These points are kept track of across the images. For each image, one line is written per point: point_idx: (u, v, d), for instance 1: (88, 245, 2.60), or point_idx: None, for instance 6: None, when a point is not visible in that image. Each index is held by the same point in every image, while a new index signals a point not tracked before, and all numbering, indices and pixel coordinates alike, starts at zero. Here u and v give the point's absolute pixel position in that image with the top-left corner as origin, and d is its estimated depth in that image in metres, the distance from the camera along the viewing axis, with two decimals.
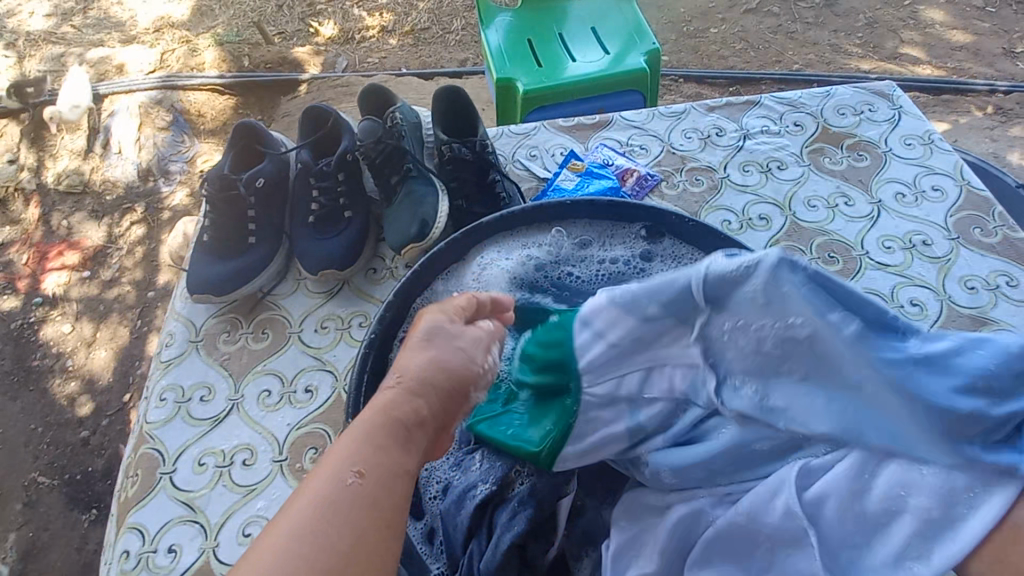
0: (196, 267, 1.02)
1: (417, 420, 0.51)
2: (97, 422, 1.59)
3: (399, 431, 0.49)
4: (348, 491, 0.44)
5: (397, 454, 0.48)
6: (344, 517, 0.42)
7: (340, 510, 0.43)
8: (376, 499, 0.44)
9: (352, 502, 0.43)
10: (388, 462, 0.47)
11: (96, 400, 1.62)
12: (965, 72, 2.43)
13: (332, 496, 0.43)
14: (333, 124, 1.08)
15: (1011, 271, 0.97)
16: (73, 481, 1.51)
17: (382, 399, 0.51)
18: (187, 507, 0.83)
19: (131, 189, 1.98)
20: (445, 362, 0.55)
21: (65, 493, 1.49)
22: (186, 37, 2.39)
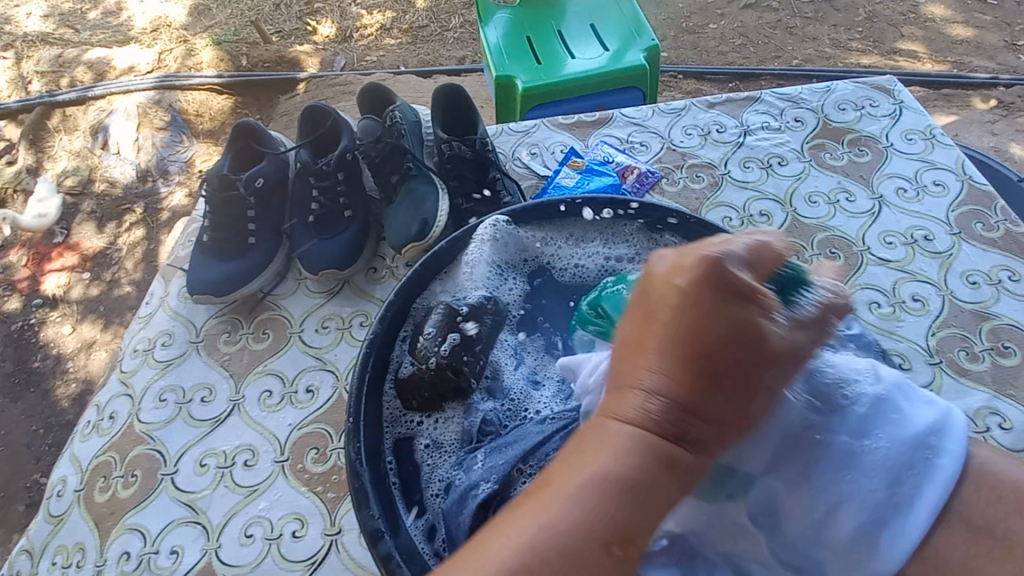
0: (195, 268, 1.01)
1: (672, 438, 0.43)
2: None
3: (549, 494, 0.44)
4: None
5: (662, 485, 0.42)
6: (564, 567, 0.40)
7: (564, 538, 0.41)
8: (609, 548, 0.41)
9: (580, 553, 0.40)
10: (633, 503, 0.42)
11: None
12: (966, 66, 2.42)
13: (567, 532, 0.41)
14: (332, 123, 1.07)
15: (1013, 266, 0.97)
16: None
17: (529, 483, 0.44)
18: (189, 508, 0.83)
19: (130, 190, 1.97)
20: (719, 322, 0.45)
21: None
22: (184, 37, 2.38)
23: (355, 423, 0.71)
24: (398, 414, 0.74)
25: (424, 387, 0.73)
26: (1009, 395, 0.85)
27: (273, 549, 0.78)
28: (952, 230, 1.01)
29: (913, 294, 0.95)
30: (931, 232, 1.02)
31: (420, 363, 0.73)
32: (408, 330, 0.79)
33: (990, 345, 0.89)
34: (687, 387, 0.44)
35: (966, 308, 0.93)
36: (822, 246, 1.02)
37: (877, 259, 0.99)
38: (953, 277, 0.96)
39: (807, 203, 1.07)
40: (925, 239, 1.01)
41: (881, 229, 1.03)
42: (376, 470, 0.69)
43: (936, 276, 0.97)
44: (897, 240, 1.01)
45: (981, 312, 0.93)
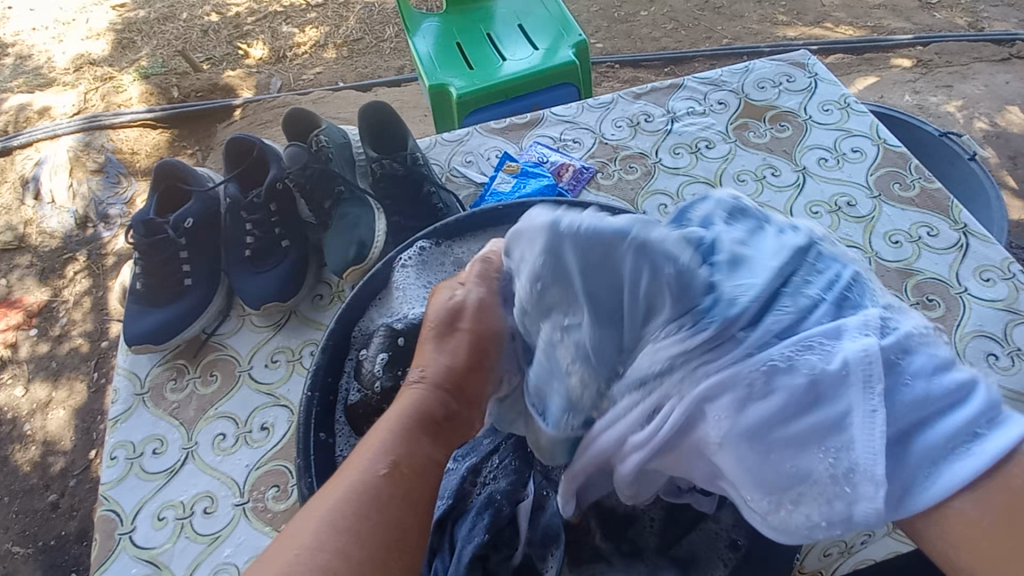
0: (131, 318, 0.98)
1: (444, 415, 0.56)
2: (65, 483, 1.53)
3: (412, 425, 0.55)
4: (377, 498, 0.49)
5: (428, 447, 0.54)
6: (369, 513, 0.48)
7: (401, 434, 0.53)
8: (402, 474, 0.51)
9: (430, 452, 0.54)
10: (387, 453, 0.52)
11: (62, 461, 1.55)
12: (884, 29, 2.53)
13: (359, 489, 0.49)
14: (259, 154, 1.05)
15: (930, 221, 1.01)
16: (47, 548, 1.45)
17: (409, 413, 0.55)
18: (151, 564, 0.80)
19: (70, 238, 1.89)
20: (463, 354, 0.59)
21: (40, 561, 1.43)
22: (110, 73, 2.30)
23: (304, 461, 0.70)
24: (348, 444, 0.72)
25: (374, 412, 0.72)
26: None
27: None
28: (872, 193, 1.06)
29: None
30: (854, 198, 1.06)
31: (365, 390, 0.73)
32: (352, 360, 0.78)
33: (915, 300, 0.93)
34: (457, 381, 0.58)
35: (892, 268, 0.97)
36: None
37: None
38: (876, 238, 1.01)
39: (736, 182, 1.11)
40: (848, 205, 1.05)
41: (806, 200, 1.07)
42: None
43: (862, 239, 1.01)
44: (822, 209, 1.05)
45: (906, 269, 0.97)
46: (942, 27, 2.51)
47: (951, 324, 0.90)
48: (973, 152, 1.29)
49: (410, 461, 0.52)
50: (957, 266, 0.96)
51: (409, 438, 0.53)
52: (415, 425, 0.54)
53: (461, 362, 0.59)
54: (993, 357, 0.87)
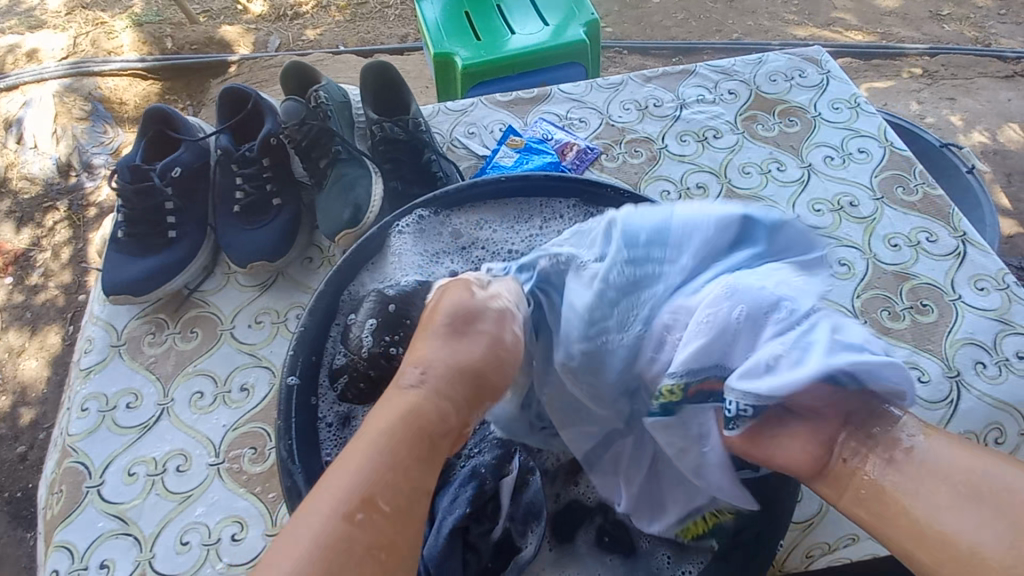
0: (110, 267, 0.94)
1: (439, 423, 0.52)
2: (35, 436, 1.49)
3: (421, 441, 0.50)
4: (357, 529, 0.45)
5: (412, 474, 0.48)
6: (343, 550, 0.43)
7: (391, 456, 0.48)
8: (386, 504, 0.46)
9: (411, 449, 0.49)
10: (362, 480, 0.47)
11: (33, 414, 1.51)
12: (893, 37, 2.52)
13: (340, 504, 0.45)
14: (254, 106, 1.01)
15: (931, 228, 1.01)
16: (15, 499, 1.41)
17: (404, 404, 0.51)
18: (118, 519, 0.78)
19: (51, 185, 1.82)
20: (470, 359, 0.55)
21: (7, 513, 1.40)
22: (101, 17, 2.20)
23: (286, 424, 0.67)
24: (332, 409, 0.71)
25: (360, 378, 0.70)
26: (927, 349, 0.89)
27: (210, 554, 0.75)
28: (875, 195, 1.06)
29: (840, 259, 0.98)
30: (856, 198, 1.05)
31: (352, 356, 0.71)
32: (341, 324, 0.75)
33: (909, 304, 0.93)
34: (448, 399, 0.53)
35: (888, 271, 0.97)
36: None
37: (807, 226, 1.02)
38: (876, 240, 1.00)
39: (741, 174, 1.09)
40: (851, 205, 1.05)
41: (809, 197, 1.06)
42: (310, 468, 0.65)
43: (862, 240, 1.00)
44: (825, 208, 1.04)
45: (902, 273, 0.97)
46: (950, 39, 2.50)
47: (943, 330, 0.90)
48: (975, 163, 1.29)
49: (389, 484, 0.47)
50: (953, 274, 0.96)
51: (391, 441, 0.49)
52: (406, 427, 0.50)
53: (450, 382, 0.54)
54: (981, 365, 0.87)
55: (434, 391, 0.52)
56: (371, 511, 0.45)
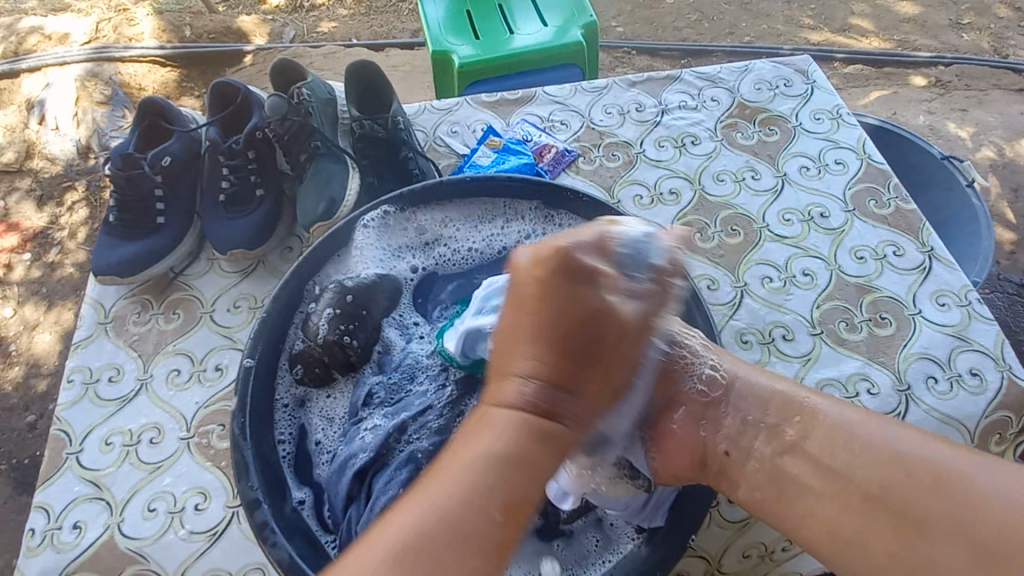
0: (101, 248, 1.00)
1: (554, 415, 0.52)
2: (44, 406, 1.57)
3: (538, 437, 0.51)
4: (477, 527, 0.46)
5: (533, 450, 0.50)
6: (472, 528, 0.46)
7: (512, 440, 0.50)
8: (494, 509, 0.47)
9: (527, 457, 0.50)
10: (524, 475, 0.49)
11: (42, 385, 1.60)
12: (909, 45, 2.48)
13: (467, 491, 0.47)
14: (243, 100, 1.05)
15: (898, 241, 1.02)
16: (22, 466, 1.50)
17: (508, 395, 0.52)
18: (93, 485, 0.83)
19: (70, 166, 1.89)
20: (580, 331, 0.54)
21: (14, 477, 1.49)
22: (123, 4, 2.28)
23: (241, 404, 0.71)
24: (290, 392, 0.76)
25: (315, 363, 0.75)
26: (881, 361, 0.90)
27: (174, 522, 0.80)
28: (846, 207, 1.06)
29: (804, 269, 1.00)
30: (827, 209, 1.06)
31: (308, 342, 0.75)
32: (303, 312, 0.79)
33: (868, 316, 0.94)
34: (561, 371, 0.54)
35: (851, 282, 0.98)
36: (725, 223, 1.05)
37: (775, 235, 1.04)
38: (842, 252, 1.01)
39: (715, 181, 1.11)
40: (821, 216, 1.06)
41: (781, 206, 1.07)
42: (261, 445, 0.70)
43: (828, 251, 1.01)
44: (795, 217, 1.06)
45: (865, 285, 0.98)
46: (969, 49, 2.45)
47: (898, 344, 0.91)
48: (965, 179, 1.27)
49: (497, 483, 0.48)
50: (916, 288, 0.97)
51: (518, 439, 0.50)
52: (521, 427, 0.50)
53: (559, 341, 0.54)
54: (933, 380, 0.88)
55: (541, 375, 0.53)
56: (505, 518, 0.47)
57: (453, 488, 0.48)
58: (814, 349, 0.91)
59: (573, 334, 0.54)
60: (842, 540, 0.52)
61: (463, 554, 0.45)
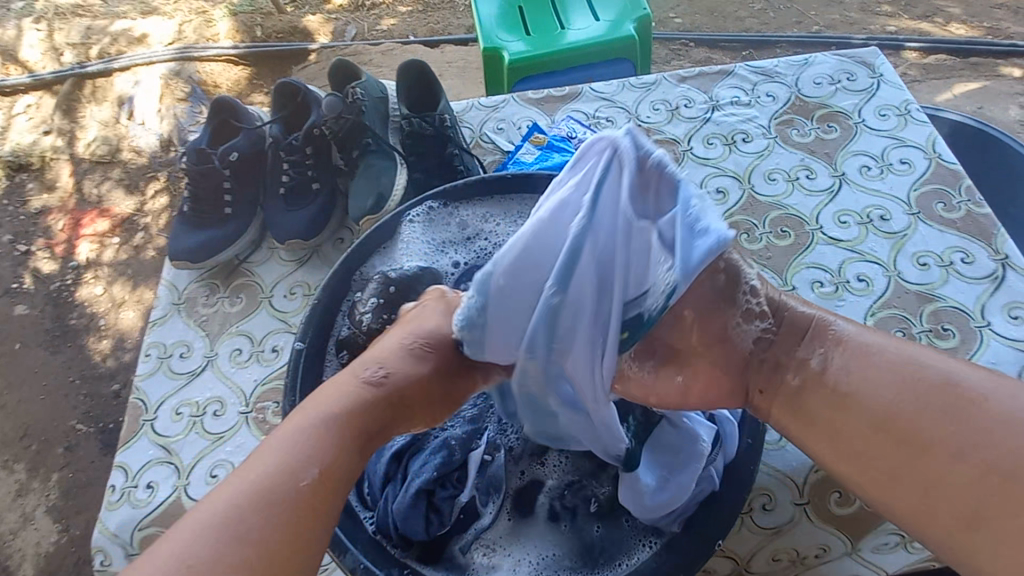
0: (177, 235, 1.10)
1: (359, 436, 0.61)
2: (128, 376, 1.74)
3: (330, 444, 0.59)
4: (273, 507, 0.54)
5: (348, 457, 0.60)
6: (300, 473, 0.57)
7: (345, 402, 0.62)
8: (303, 483, 0.56)
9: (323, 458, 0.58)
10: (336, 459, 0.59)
11: (127, 357, 1.77)
12: (1003, 32, 2.27)
13: (256, 488, 0.55)
14: (303, 100, 1.12)
15: (968, 248, 0.95)
16: (108, 429, 1.67)
17: (334, 398, 0.62)
18: (164, 449, 0.92)
19: (155, 158, 2.07)
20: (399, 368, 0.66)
21: (101, 438, 1.66)
22: (203, 8, 2.45)
23: (292, 382, 0.78)
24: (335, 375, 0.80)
25: (359, 348, 0.79)
26: None
27: None
28: (910, 209, 1.00)
29: (859, 274, 0.95)
30: (888, 211, 1.00)
31: (354, 329, 0.80)
32: (349, 300, 0.84)
33: (928, 327, 0.89)
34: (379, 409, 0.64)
35: (911, 290, 0.92)
36: (774, 224, 1.02)
37: (828, 238, 0.99)
38: (903, 257, 0.96)
39: (766, 180, 1.07)
40: (881, 218, 1.00)
41: (837, 207, 1.02)
42: None
43: (886, 256, 0.96)
44: (851, 219, 1.01)
45: (926, 294, 0.92)
46: None
47: (962, 358, 0.86)
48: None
49: (303, 466, 0.57)
50: (985, 299, 0.90)
51: (305, 440, 0.58)
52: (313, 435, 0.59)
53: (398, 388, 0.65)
54: None
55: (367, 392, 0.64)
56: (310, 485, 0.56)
57: (261, 470, 0.57)
58: None
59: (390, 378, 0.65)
60: (858, 455, 0.57)
61: (304, 471, 0.57)
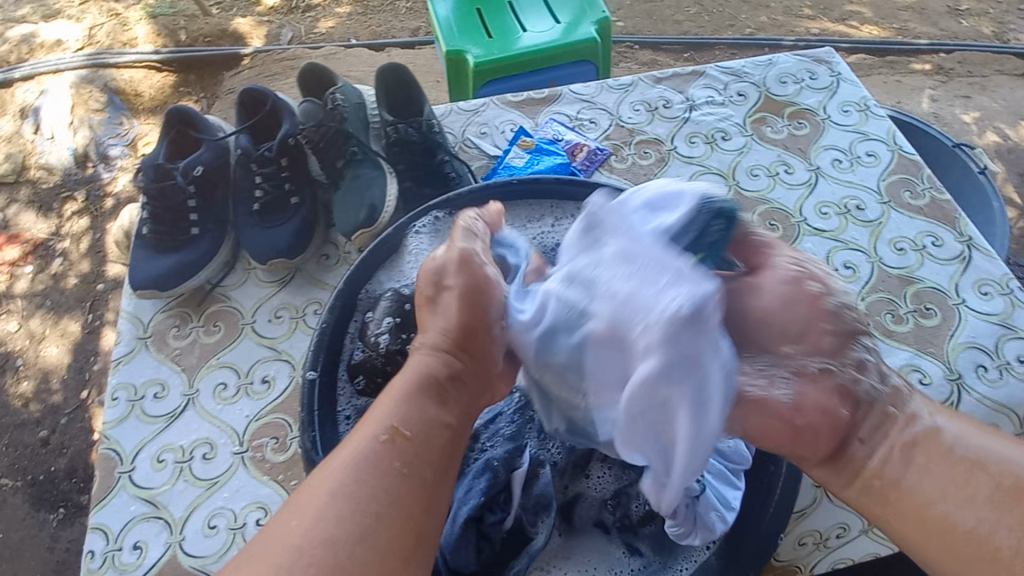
0: (136, 262, 0.98)
1: (449, 378, 0.60)
2: (57, 420, 1.52)
3: (427, 394, 0.58)
4: (388, 451, 0.53)
5: (430, 409, 0.57)
6: (391, 452, 0.53)
7: (409, 386, 0.59)
8: (407, 437, 0.54)
9: (428, 414, 0.57)
10: (424, 419, 0.56)
11: (54, 399, 1.54)
12: (909, 32, 2.49)
13: (360, 456, 0.53)
14: (272, 107, 1.03)
15: (936, 232, 1.03)
16: (37, 482, 1.45)
17: (416, 367, 0.60)
18: (149, 504, 0.82)
19: (69, 176, 1.85)
20: (459, 318, 0.63)
21: (32, 494, 1.44)
22: (115, 9, 2.22)
23: (307, 415, 0.71)
24: (351, 404, 0.74)
25: (377, 373, 0.74)
26: (929, 352, 0.92)
27: (237, 538, 0.79)
28: (882, 198, 1.07)
29: (845, 262, 1.01)
30: (863, 201, 1.07)
31: (369, 352, 0.74)
32: (358, 321, 0.79)
33: (913, 307, 0.96)
34: (458, 347, 0.63)
35: (893, 274, 0.99)
36: (762, 218, 1.06)
37: (813, 229, 1.04)
38: (882, 244, 1.02)
39: (749, 176, 1.11)
40: (857, 208, 1.06)
41: (816, 200, 1.08)
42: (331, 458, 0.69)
43: (867, 243, 1.02)
44: (832, 210, 1.06)
45: (907, 277, 0.99)
46: (968, 36, 2.47)
47: (945, 334, 0.93)
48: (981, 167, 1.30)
49: (407, 423, 0.55)
50: (957, 278, 0.98)
51: (401, 400, 0.57)
52: (417, 388, 0.58)
53: (460, 332, 0.63)
54: (982, 368, 0.90)
55: (434, 348, 0.62)
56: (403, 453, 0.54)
57: (356, 440, 0.55)
58: None
59: (454, 321, 0.63)
60: (936, 545, 0.50)
61: (409, 449, 0.54)
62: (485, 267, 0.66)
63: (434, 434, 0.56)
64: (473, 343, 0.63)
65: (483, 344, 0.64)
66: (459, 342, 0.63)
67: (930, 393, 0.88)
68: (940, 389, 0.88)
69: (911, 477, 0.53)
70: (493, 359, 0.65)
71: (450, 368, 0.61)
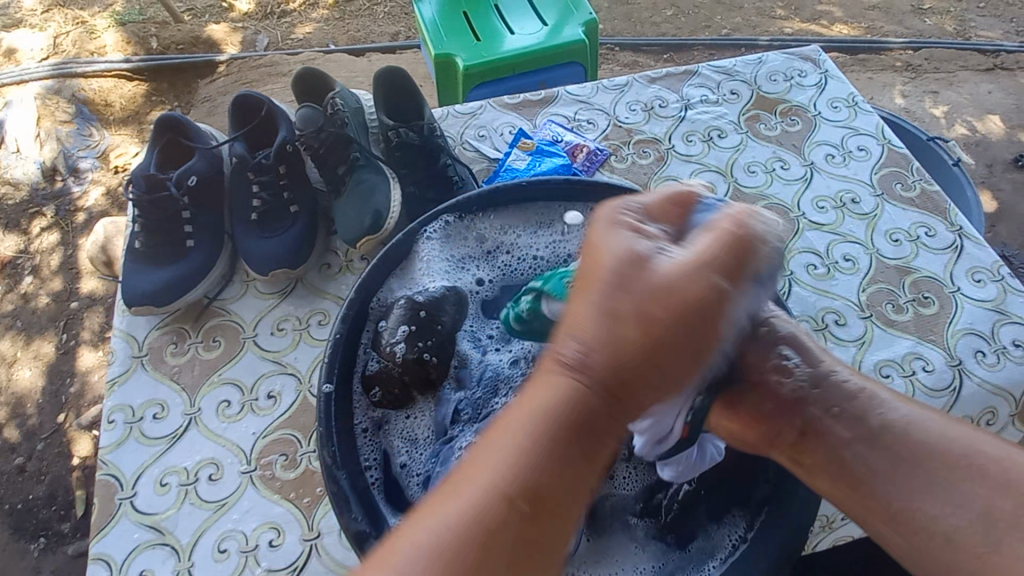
0: (128, 278, 0.94)
1: (589, 411, 0.45)
2: (32, 446, 1.43)
3: (564, 440, 0.44)
4: (510, 515, 0.42)
5: (562, 447, 0.44)
6: (504, 522, 0.41)
7: (549, 422, 0.44)
8: (524, 506, 0.42)
9: (563, 473, 0.44)
10: (563, 466, 0.44)
11: (28, 424, 1.46)
12: (878, 31, 2.57)
13: (478, 508, 0.41)
14: (268, 113, 1.01)
15: (929, 223, 1.06)
16: (16, 511, 1.37)
17: (539, 395, 0.45)
18: (154, 530, 0.79)
19: (37, 191, 1.76)
20: (664, 314, 0.45)
21: (9, 524, 1.35)
22: (81, 16, 2.14)
23: (324, 431, 0.68)
24: (367, 415, 0.73)
25: (394, 383, 0.72)
26: (930, 340, 0.93)
27: (249, 561, 0.76)
28: (875, 191, 1.10)
29: (845, 254, 1.02)
30: (857, 195, 1.09)
31: (384, 362, 0.72)
32: (371, 330, 0.76)
33: (912, 296, 0.98)
34: (616, 372, 0.45)
35: (891, 265, 1.01)
36: None
37: (811, 223, 1.06)
38: (878, 235, 1.04)
39: (747, 173, 1.12)
40: (853, 201, 1.09)
41: (813, 194, 1.10)
42: (353, 472, 0.67)
43: (864, 236, 1.05)
44: (828, 204, 1.08)
45: (904, 267, 1.01)
46: (933, 33, 2.57)
47: (944, 322, 0.95)
48: (958, 158, 1.35)
49: (536, 485, 0.43)
50: (951, 266, 1.01)
51: (532, 442, 0.44)
52: (547, 427, 0.44)
53: (638, 343, 0.45)
54: (981, 354, 0.91)
55: (586, 373, 0.45)
56: (534, 514, 0.42)
57: (479, 478, 0.43)
58: (866, 333, 0.94)
59: (662, 306, 0.45)
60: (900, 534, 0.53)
61: (518, 521, 0.42)
62: (646, 250, 0.47)
63: (559, 498, 0.43)
64: (691, 343, 0.46)
65: (673, 346, 0.45)
66: (641, 360, 0.45)
67: (934, 380, 0.89)
68: (943, 375, 0.90)
69: (899, 487, 0.54)
70: (646, 394, 0.47)
71: (591, 403, 0.45)
